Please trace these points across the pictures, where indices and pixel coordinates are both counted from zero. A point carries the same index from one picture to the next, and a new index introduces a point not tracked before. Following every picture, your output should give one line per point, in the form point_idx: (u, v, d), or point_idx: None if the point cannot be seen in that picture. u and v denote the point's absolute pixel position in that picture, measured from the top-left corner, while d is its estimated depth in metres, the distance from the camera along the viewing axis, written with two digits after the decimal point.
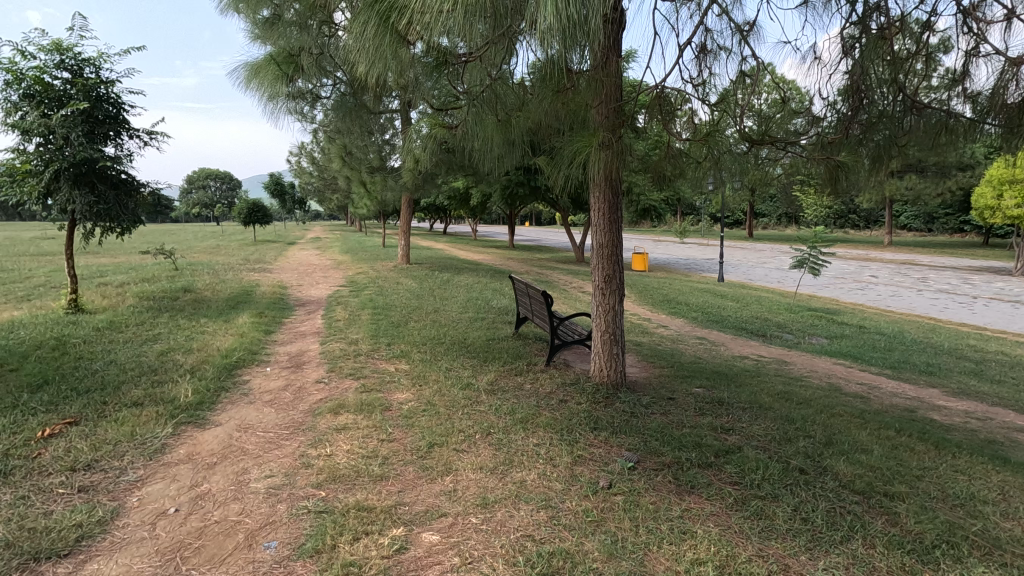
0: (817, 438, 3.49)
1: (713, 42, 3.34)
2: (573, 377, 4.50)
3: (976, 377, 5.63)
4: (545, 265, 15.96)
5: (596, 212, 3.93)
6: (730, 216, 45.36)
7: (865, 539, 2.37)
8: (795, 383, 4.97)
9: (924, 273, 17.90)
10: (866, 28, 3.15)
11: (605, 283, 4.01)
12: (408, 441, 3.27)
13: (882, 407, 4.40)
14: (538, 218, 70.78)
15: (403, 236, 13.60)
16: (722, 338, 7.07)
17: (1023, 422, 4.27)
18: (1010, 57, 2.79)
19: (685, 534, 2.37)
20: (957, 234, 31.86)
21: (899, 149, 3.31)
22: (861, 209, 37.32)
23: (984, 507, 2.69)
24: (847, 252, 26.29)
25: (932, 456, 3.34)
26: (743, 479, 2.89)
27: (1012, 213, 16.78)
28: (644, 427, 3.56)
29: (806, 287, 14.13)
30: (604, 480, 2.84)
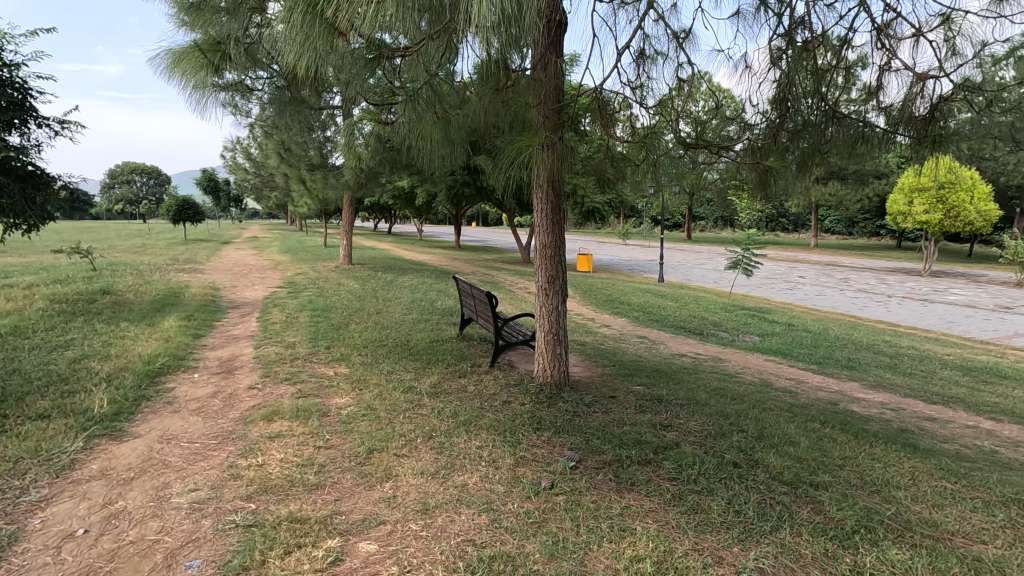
0: (749, 432, 3.64)
1: (651, 47, 3.41)
2: (517, 377, 4.52)
3: (890, 371, 6.06)
4: (492, 266, 15.95)
5: (539, 213, 3.94)
6: (670, 220, 46.98)
7: (793, 528, 2.48)
8: (729, 379, 5.17)
9: (845, 274, 19.14)
10: (791, 39, 3.31)
11: (548, 283, 4.03)
12: (346, 447, 3.16)
13: (808, 401, 4.65)
14: (484, 219, 70.96)
15: (346, 236, 13.23)
16: (661, 337, 7.27)
17: (930, 412, 4.63)
18: (916, 72, 2.99)
19: (624, 532, 2.41)
20: (874, 237, 34.39)
21: (821, 157, 3.48)
22: (790, 215, 39.58)
23: (897, 492, 2.88)
24: (778, 253, 27.78)
25: (852, 445, 3.55)
26: (680, 474, 2.96)
27: (921, 219, 18.16)
28: (586, 425, 3.60)
29: (739, 287, 14.80)
30: (546, 481, 2.85)
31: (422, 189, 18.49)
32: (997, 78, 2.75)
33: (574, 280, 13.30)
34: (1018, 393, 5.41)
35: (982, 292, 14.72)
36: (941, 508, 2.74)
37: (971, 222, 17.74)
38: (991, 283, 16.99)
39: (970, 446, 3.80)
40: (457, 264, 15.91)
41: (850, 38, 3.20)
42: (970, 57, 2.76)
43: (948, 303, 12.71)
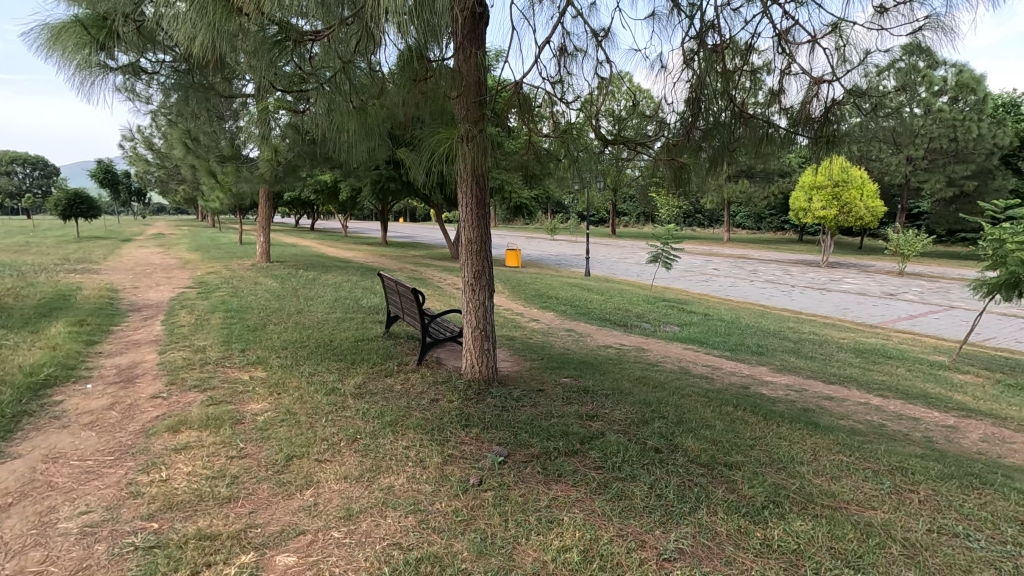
0: (669, 418, 3.80)
1: (571, 44, 3.47)
2: (446, 374, 4.45)
3: (794, 355, 6.55)
4: (420, 262, 15.69)
5: (464, 208, 3.89)
6: (595, 216, 48.27)
7: (709, 507, 2.61)
8: (652, 368, 5.38)
9: (755, 265, 20.48)
10: (702, 42, 3.45)
11: (474, 278, 3.99)
12: (262, 456, 2.98)
13: (722, 386, 4.93)
14: (411, 215, 69.90)
15: (262, 232, 12.51)
16: (588, 329, 7.45)
17: (828, 391, 5.05)
18: (812, 77, 3.22)
19: (552, 523, 2.43)
20: (779, 232, 37.12)
21: (730, 155, 3.68)
22: (705, 210, 41.84)
23: (801, 468, 3.10)
24: (695, 247, 29.28)
25: (761, 426, 3.80)
26: (606, 463, 3.03)
27: (820, 215, 19.69)
28: (514, 420, 3.61)
29: (660, 280, 15.44)
30: (474, 477, 2.82)
31: (345, 183, 17.85)
32: (880, 86, 3.01)
33: (503, 275, 13.34)
34: (900, 371, 6.01)
35: (870, 281, 16.26)
36: (838, 480, 2.98)
37: (861, 217, 19.53)
38: (877, 273, 18.80)
39: (862, 421, 4.17)
40: (383, 261, 15.53)
41: (754, 43, 3.39)
42: (857, 64, 2.99)
43: (842, 291, 13.93)
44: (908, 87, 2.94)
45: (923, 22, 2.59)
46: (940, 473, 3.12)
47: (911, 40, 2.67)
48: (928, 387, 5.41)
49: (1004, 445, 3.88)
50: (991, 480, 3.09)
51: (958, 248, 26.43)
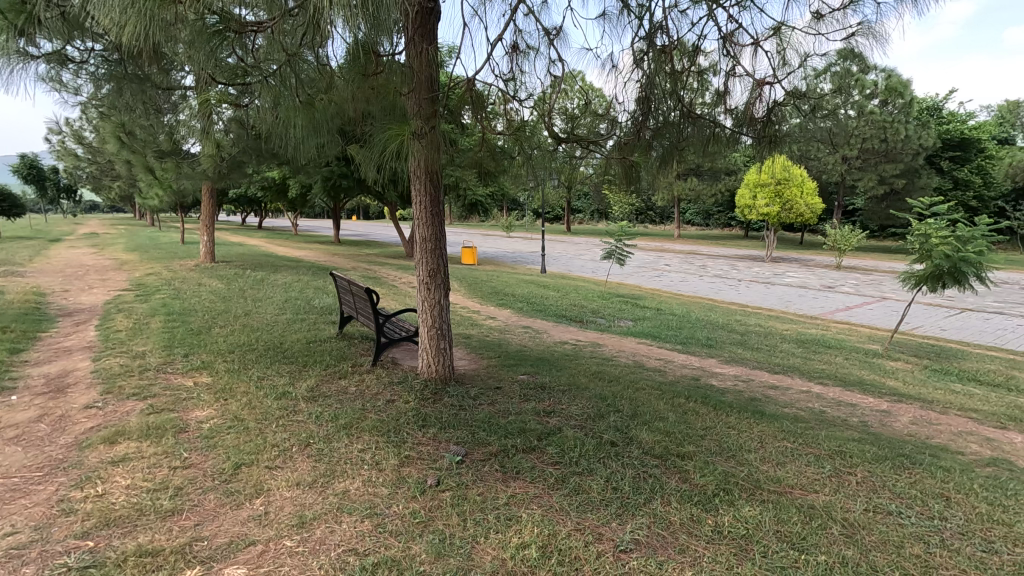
0: (624, 411, 3.87)
1: (523, 42, 3.47)
2: (401, 375, 4.39)
3: (741, 347, 6.80)
4: (374, 261, 15.40)
5: (418, 206, 3.83)
6: (550, 213, 48.65)
7: (663, 498, 2.67)
8: (607, 363, 5.46)
9: (705, 261, 21.16)
10: (651, 43, 3.52)
11: (429, 277, 3.95)
12: (209, 465, 2.86)
13: (674, 378, 5.07)
14: (365, 212, 68.53)
15: (206, 231, 11.97)
16: (544, 326, 7.50)
17: (773, 381, 5.27)
18: (755, 79, 3.33)
19: (510, 521, 2.44)
20: (727, 228, 38.43)
21: (679, 153, 3.78)
22: (656, 207, 42.89)
23: (748, 455, 3.22)
24: (648, 243, 29.96)
25: (711, 416, 3.93)
26: (563, 458, 3.07)
27: (763, 212, 20.48)
28: (471, 418, 3.60)
29: (615, 276, 15.72)
30: (432, 478, 2.79)
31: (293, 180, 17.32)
32: (818, 88, 3.15)
33: (459, 273, 13.26)
34: (838, 360, 6.34)
35: (810, 274, 17.09)
36: (783, 466, 3.12)
37: (802, 214, 20.46)
38: (817, 266, 19.76)
39: (804, 408, 4.38)
40: (335, 261, 15.16)
41: (700, 45, 3.48)
42: (797, 67, 3.12)
43: (785, 284, 14.58)
44: (842, 91, 3.09)
45: (856, 28, 2.72)
46: (874, 455, 3.31)
47: (845, 45, 2.80)
48: (864, 374, 5.73)
49: (931, 426, 4.15)
50: (919, 460, 3.30)
51: (889, 242, 28.10)
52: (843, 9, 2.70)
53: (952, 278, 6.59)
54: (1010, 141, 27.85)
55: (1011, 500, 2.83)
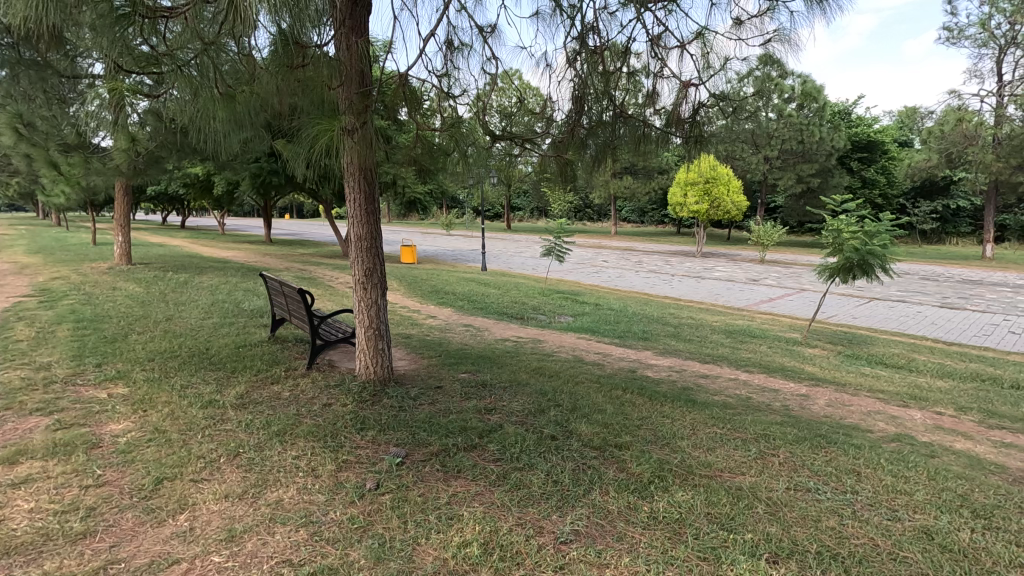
0: (564, 405, 3.94)
1: (457, 38, 3.45)
2: (339, 378, 4.26)
3: (675, 338, 7.08)
4: (308, 261, 14.87)
5: (352, 203, 3.74)
6: (490, 211, 48.70)
7: (602, 488, 2.74)
8: (547, 358, 5.53)
9: (640, 257, 21.88)
10: (584, 43, 3.57)
11: (366, 277, 3.85)
12: (126, 481, 2.66)
13: (612, 371, 5.21)
14: (298, 211, 66.25)
15: (121, 231, 11.15)
16: (485, 324, 7.51)
17: (705, 370, 5.53)
18: (682, 80, 3.44)
19: (452, 520, 2.42)
20: (660, 225, 39.81)
21: (613, 152, 3.86)
22: (593, 205, 43.89)
23: (681, 442, 3.35)
24: (586, 240, 30.63)
25: (647, 406, 4.07)
26: (505, 454, 3.08)
27: (694, 209, 21.35)
28: (412, 419, 3.55)
29: (554, 273, 15.95)
30: (371, 482, 2.73)
31: (219, 176, 16.41)
32: (740, 91, 3.29)
33: (399, 272, 13.05)
34: (763, 348, 6.73)
35: (737, 268, 18.03)
36: (712, 451, 3.27)
37: (729, 211, 21.53)
38: (742, 261, 20.85)
39: (732, 395, 4.61)
40: (267, 261, 14.50)
41: (630, 47, 3.56)
42: (720, 69, 3.24)
43: (714, 278, 15.29)
44: (762, 94, 3.25)
45: (773, 34, 2.88)
46: (794, 437, 3.53)
47: (763, 51, 2.96)
48: (785, 361, 6.11)
49: (844, 407, 4.48)
50: (835, 439, 3.55)
51: (807, 237, 30.09)
52: (761, 16, 2.84)
53: (861, 270, 7.12)
54: (909, 144, 30.46)
55: (911, 471, 3.10)
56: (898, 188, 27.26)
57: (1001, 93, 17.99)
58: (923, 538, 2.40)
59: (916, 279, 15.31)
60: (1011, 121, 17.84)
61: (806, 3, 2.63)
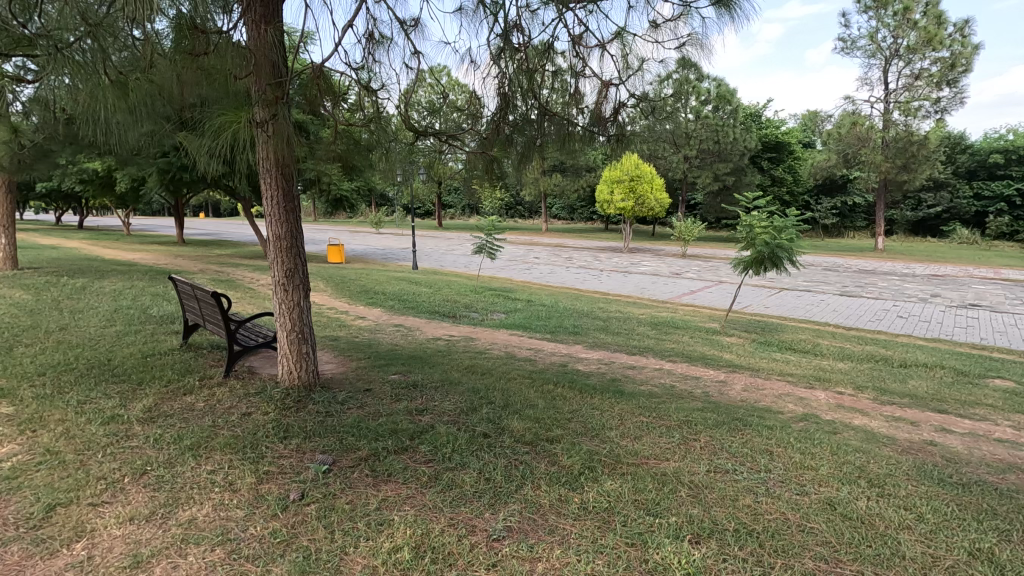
0: (496, 403, 3.94)
1: (378, 31, 3.36)
2: (259, 385, 4.04)
3: (604, 332, 7.28)
4: (225, 262, 14.00)
5: (269, 201, 3.54)
6: (421, 208, 48.03)
7: (534, 482, 2.77)
8: (480, 356, 5.52)
9: (570, 252, 22.32)
10: (507, 40, 3.55)
11: (286, 278, 3.67)
12: (12, 511, 2.40)
13: (544, 366, 5.28)
14: (214, 209, 62.42)
15: (4, 232, 10.03)
16: (417, 323, 7.39)
17: (632, 361, 5.72)
18: (604, 80, 3.51)
19: (382, 525, 2.36)
20: (589, 221, 40.78)
21: (539, 150, 3.87)
22: (524, 203, 44.32)
23: (610, 433, 3.45)
24: (517, 237, 30.85)
25: (578, 399, 4.15)
26: (436, 455, 3.04)
27: (620, 206, 22.01)
28: (339, 424, 3.42)
29: (487, 270, 15.96)
30: (295, 492, 2.61)
31: (121, 172, 15.12)
32: (659, 92, 3.41)
33: (325, 272, 12.59)
34: (686, 339, 7.05)
35: (661, 262, 18.81)
36: (639, 439, 3.39)
37: (652, 208, 22.38)
38: (666, 256, 21.75)
39: (657, 384, 4.80)
40: (179, 262, 13.54)
41: (553, 46, 3.59)
42: (639, 69, 3.34)
43: (640, 272, 15.86)
44: (678, 97, 3.40)
45: (687, 39, 3.00)
46: (714, 421, 3.72)
47: (678, 54, 3.08)
48: (706, 350, 6.44)
49: (759, 391, 4.79)
50: (750, 421, 3.78)
51: (724, 232, 31.85)
52: (676, 21, 2.95)
53: (771, 262, 7.62)
54: (811, 146, 32.92)
55: (817, 447, 3.34)
56: (803, 186, 29.43)
57: (887, 100, 19.81)
58: (827, 508, 2.60)
59: (820, 270, 16.60)
60: (896, 126, 19.70)
61: (717, 9, 2.76)
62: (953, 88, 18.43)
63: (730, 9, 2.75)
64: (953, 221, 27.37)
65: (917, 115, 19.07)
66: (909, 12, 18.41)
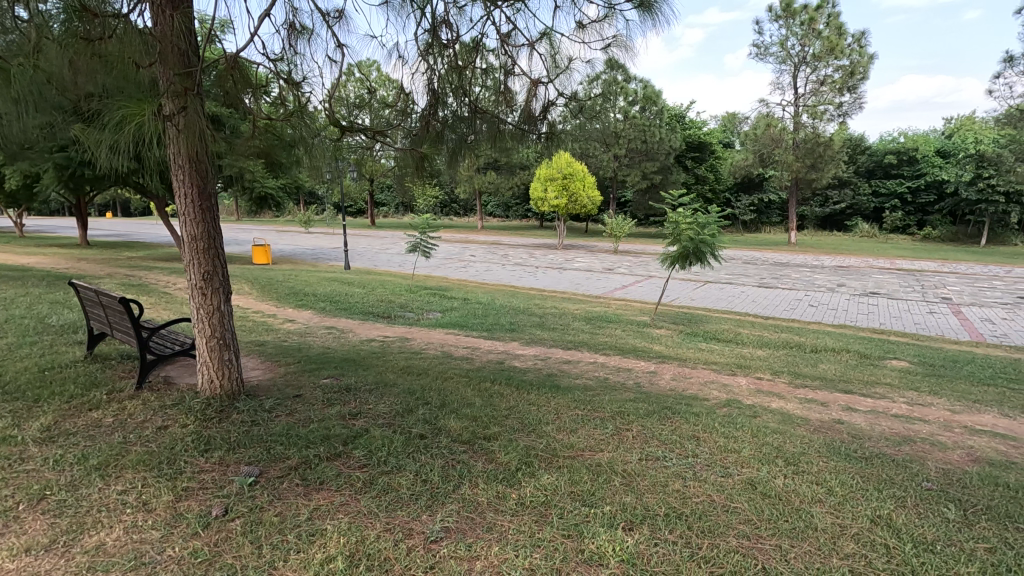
0: (432, 403, 3.89)
1: (299, 21, 3.23)
2: (177, 395, 3.78)
3: (540, 328, 7.38)
4: (137, 265, 13.01)
5: (182, 199, 3.31)
6: (352, 206, 46.73)
7: (471, 481, 2.75)
8: (416, 356, 5.44)
9: (506, 250, 22.45)
10: (435, 36, 3.50)
11: (204, 281, 3.45)
12: None
13: (481, 364, 5.28)
14: (123, 208, 57.84)
15: None
16: (350, 325, 7.18)
17: (568, 356, 5.82)
18: (532, 78, 3.53)
19: (313, 536, 2.27)
20: (523, 219, 41.14)
21: (471, 148, 3.83)
22: (459, 201, 44.12)
23: (546, 427, 3.49)
24: (453, 235, 30.62)
25: (514, 396, 4.18)
26: (370, 459, 2.96)
27: (553, 204, 22.34)
28: (266, 433, 3.26)
29: (421, 269, 15.75)
30: (218, 508, 2.46)
31: (10, 168, 13.69)
32: (588, 92, 3.46)
33: (250, 274, 11.98)
34: (618, 332, 7.27)
35: (594, 259, 19.30)
36: (574, 432, 3.46)
37: (584, 206, 22.89)
38: (599, 252, 22.30)
39: (591, 377, 4.93)
40: (81, 266, 12.43)
41: (482, 44, 3.57)
42: (567, 69, 3.38)
43: (573, 269, 16.16)
44: (605, 97, 3.48)
45: (612, 40, 3.08)
46: (645, 411, 3.86)
47: (604, 55, 3.15)
48: (637, 342, 6.67)
49: (686, 379, 5.02)
50: (678, 409, 3.95)
51: (652, 228, 33.08)
52: (601, 22, 3.02)
53: (696, 257, 7.97)
54: (730, 146, 34.77)
55: (739, 431, 3.54)
56: (724, 185, 31.06)
57: (796, 104, 21.24)
58: (748, 488, 2.76)
59: (740, 263, 17.60)
60: (805, 128, 21.16)
61: (639, 12, 2.85)
62: (852, 95, 20.01)
63: (651, 12, 2.84)
64: (855, 216, 29.84)
65: (823, 118, 20.59)
66: (814, 22, 19.84)
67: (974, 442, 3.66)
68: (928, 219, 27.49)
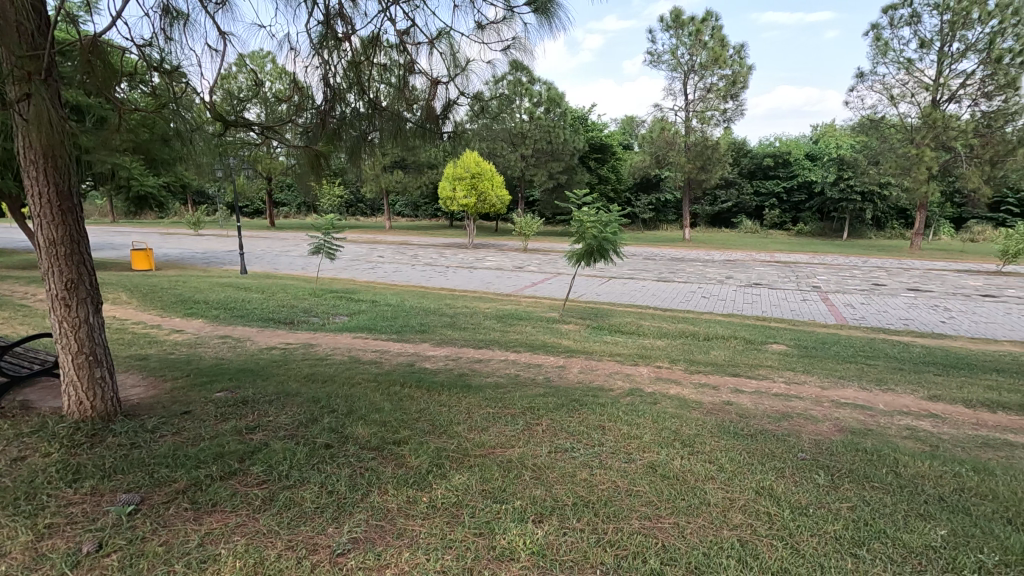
0: (339, 410, 3.74)
1: (174, 4, 2.97)
2: (38, 420, 3.34)
3: (451, 328, 7.33)
4: None
5: (36, 198, 2.92)
6: (248, 207, 43.84)
7: (381, 488, 2.68)
8: (320, 363, 5.20)
9: (415, 250, 22.12)
10: (330, 29, 3.34)
11: (66, 290, 3.06)
12: None
13: (390, 367, 5.15)
14: None
15: None
16: (247, 333, 6.73)
17: (479, 355, 5.83)
18: (434, 76, 3.48)
19: (205, 562, 2.10)
20: (433, 219, 40.74)
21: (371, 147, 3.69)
22: (365, 200, 42.83)
23: (457, 428, 3.48)
24: (359, 236, 29.65)
25: (424, 397, 4.12)
26: (271, 475, 2.79)
27: (462, 203, 22.31)
28: (149, 455, 2.97)
29: (326, 271, 15.10)
30: (90, 543, 2.21)
31: None
32: (490, 92, 3.47)
33: (129, 282, 10.86)
34: (528, 329, 7.39)
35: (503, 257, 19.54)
36: (485, 430, 3.47)
37: (493, 205, 23.08)
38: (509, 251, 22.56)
39: (503, 375, 4.98)
40: None
41: (381, 39, 3.47)
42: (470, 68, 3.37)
43: (484, 267, 16.22)
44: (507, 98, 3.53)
45: (512, 41, 3.12)
46: (554, 405, 3.96)
47: (505, 56, 3.19)
48: (546, 338, 6.83)
49: (593, 372, 5.21)
50: (585, 401, 4.09)
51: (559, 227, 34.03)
52: (500, 23, 3.06)
53: (599, 254, 8.29)
54: (629, 147, 36.57)
55: (641, 418, 3.73)
56: (625, 184, 32.62)
57: (687, 109, 22.76)
58: (649, 472, 2.92)
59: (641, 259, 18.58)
60: (695, 132, 22.73)
61: (538, 15, 2.91)
62: (735, 102, 21.78)
63: (548, 17, 2.91)
64: (740, 214, 32.53)
65: (710, 123, 22.26)
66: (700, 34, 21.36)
67: (840, 413, 4.13)
68: (801, 216, 30.58)
